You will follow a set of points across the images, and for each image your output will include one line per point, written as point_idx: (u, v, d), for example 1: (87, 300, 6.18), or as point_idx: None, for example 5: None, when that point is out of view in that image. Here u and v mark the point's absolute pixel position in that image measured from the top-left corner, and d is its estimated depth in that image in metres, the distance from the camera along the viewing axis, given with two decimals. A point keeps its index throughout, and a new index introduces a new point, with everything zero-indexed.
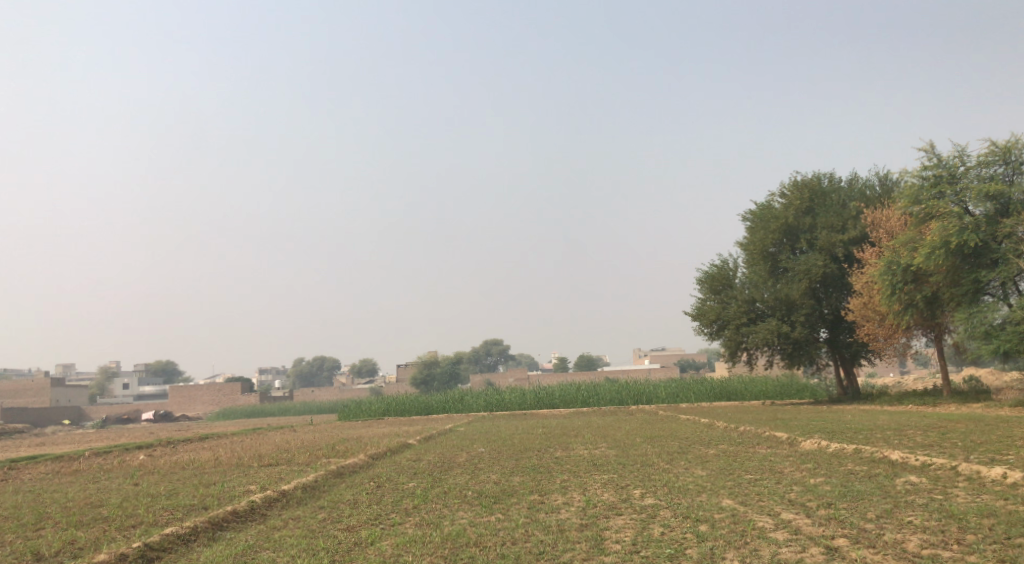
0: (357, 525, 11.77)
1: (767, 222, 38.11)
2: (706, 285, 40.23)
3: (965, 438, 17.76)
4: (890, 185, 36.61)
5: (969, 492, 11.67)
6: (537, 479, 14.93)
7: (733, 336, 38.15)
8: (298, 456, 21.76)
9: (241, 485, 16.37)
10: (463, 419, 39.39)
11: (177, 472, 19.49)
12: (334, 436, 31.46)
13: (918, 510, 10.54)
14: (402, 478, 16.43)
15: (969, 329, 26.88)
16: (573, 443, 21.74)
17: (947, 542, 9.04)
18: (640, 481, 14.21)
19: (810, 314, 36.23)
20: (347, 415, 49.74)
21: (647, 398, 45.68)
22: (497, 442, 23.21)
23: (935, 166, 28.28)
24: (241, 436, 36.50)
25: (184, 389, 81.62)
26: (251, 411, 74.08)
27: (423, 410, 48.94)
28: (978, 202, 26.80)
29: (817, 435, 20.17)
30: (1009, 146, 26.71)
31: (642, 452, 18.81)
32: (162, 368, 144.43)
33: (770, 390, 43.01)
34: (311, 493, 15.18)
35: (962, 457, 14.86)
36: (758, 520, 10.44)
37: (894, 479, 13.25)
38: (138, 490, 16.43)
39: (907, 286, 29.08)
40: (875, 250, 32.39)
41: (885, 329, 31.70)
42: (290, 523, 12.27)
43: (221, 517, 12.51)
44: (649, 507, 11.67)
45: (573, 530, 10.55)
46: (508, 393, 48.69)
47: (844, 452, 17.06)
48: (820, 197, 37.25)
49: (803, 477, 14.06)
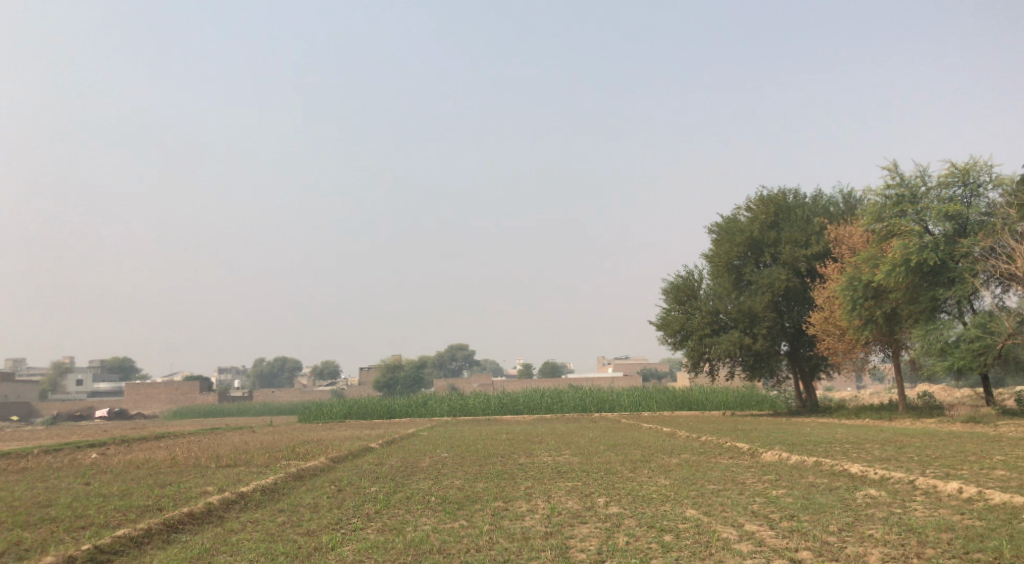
0: (317, 529, 11.56)
1: (733, 235, 38.48)
2: (671, 295, 40.45)
3: (921, 453, 18.05)
4: (853, 202, 37.22)
5: (928, 506, 11.81)
6: (501, 486, 14.82)
7: (696, 346, 38.42)
8: (257, 458, 21.38)
9: (197, 487, 16.01)
10: (425, 424, 39.11)
11: (130, 472, 19.04)
12: (294, 438, 31.03)
13: (879, 523, 10.63)
14: (364, 482, 16.23)
15: (926, 346, 27.37)
16: (536, 450, 21.68)
17: (907, 556, 9.13)
18: (604, 490, 14.19)
19: (772, 326, 36.63)
20: (308, 417, 49.16)
21: (610, 406, 45.86)
22: (460, 448, 23.05)
23: (897, 185, 28.76)
24: (198, 436, 35.78)
25: (141, 387, 80.07)
26: (209, 411, 72.93)
27: (385, 413, 48.56)
28: (938, 221, 27.31)
29: (777, 447, 20.38)
30: (968, 167, 27.28)
31: (606, 460, 18.83)
32: (118, 364, 141.60)
33: (731, 400, 43.46)
34: (270, 495, 14.90)
35: (919, 471, 15.08)
36: (722, 531, 10.45)
37: (854, 492, 13.39)
38: (90, 490, 16.00)
39: (867, 302, 29.52)
40: (837, 266, 32.85)
41: (844, 344, 32.15)
42: (248, 526, 12.03)
43: (176, 519, 12.21)
44: (614, 516, 11.64)
45: (537, 538, 10.45)
46: (472, 399, 48.53)
47: (804, 464, 17.23)
48: (785, 212, 37.73)
49: (765, 489, 14.16)
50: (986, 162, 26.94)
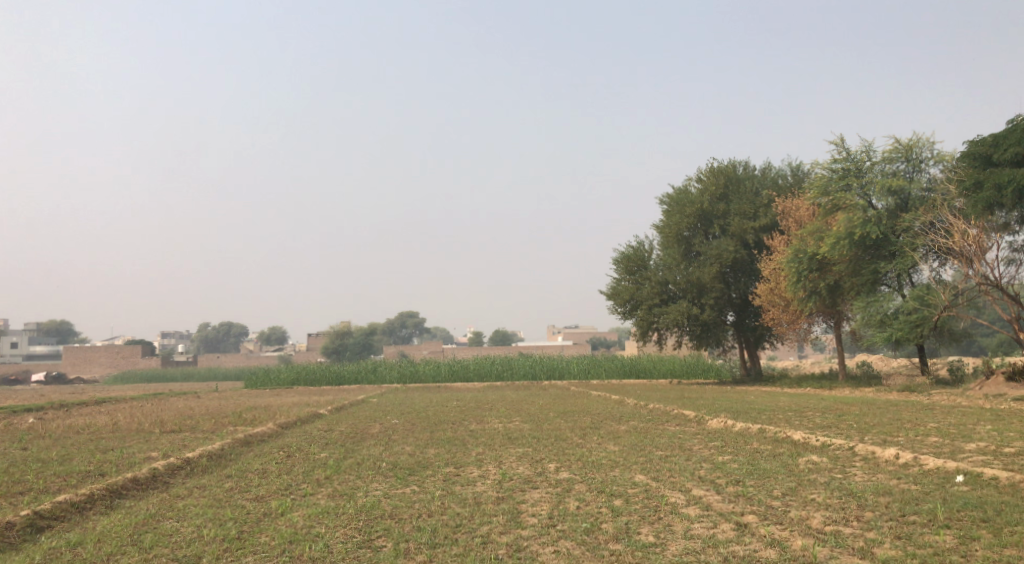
0: (266, 495, 11.44)
1: (683, 206, 38.85)
2: (621, 265, 40.75)
3: (860, 420, 18.61)
4: (801, 175, 37.87)
5: (867, 471, 12.18)
6: (452, 452, 14.85)
7: (646, 316, 38.86)
8: (203, 423, 21.06)
9: (140, 452, 15.69)
10: (375, 391, 38.98)
11: (70, 437, 18.57)
12: (241, 404, 30.62)
13: (820, 488, 10.94)
14: (313, 448, 16.11)
15: (866, 317, 28.13)
16: (487, 416, 21.77)
17: (848, 519, 9.41)
18: (555, 456, 14.34)
19: (719, 297, 37.21)
20: (255, 383, 48.56)
21: (559, 373, 46.30)
22: (409, 414, 23.01)
23: (844, 159, 29.32)
24: (142, 401, 35.08)
25: (80, 351, 78.05)
26: (153, 375, 71.64)
27: (334, 379, 48.24)
28: (881, 195, 27.93)
29: (723, 414, 20.78)
30: (912, 143, 27.91)
31: (556, 427, 18.98)
32: (56, 328, 137.84)
33: (678, 369, 44.22)
34: (217, 461, 14.70)
35: (858, 438, 15.56)
36: (670, 496, 10.65)
37: (797, 458, 13.74)
38: (29, 455, 15.58)
39: (812, 274, 30.14)
40: (784, 238, 33.46)
41: (789, 315, 32.86)
42: (194, 491, 11.85)
43: (120, 485, 11.96)
44: (564, 481, 11.75)
45: (489, 503, 10.49)
46: (422, 365, 48.49)
47: (749, 431, 17.61)
48: (735, 184, 38.23)
49: (711, 455, 14.46)
50: (929, 138, 27.61)
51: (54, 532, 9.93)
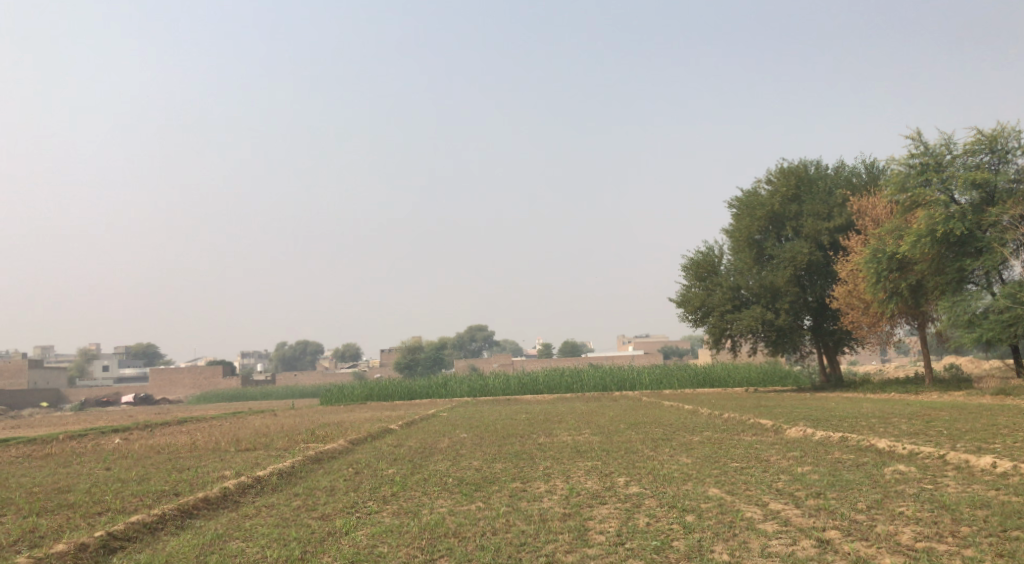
0: (331, 513, 11.37)
1: (754, 209, 37.84)
2: (691, 271, 39.91)
3: (950, 427, 17.59)
4: (876, 172, 36.46)
5: (960, 482, 11.42)
6: (520, 467, 14.58)
7: (718, 323, 37.92)
8: (276, 441, 21.32)
9: (214, 471, 15.90)
10: (445, 405, 38.98)
11: (150, 457, 19.01)
12: (315, 421, 31.01)
13: (909, 500, 10.27)
14: (382, 464, 16.07)
15: (953, 317, 26.78)
16: (556, 429, 21.43)
17: (941, 535, 8.76)
18: (624, 469, 13.93)
19: (794, 301, 36.05)
20: (330, 399, 49.26)
21: (631, 384, 45.60)
22: (479, 428, 22.86)
23: (922, 154, 28.05)
24: (221, 420, 35.90)
25: (165, 372, 80.80)
26: (233, 394, 73.54)
27: (406, 394, 48.56)
28: (964, 190, 26.59)
29: (802, 423, 19.94)
30: (995, 134, 26.51)
31: (626, 439, 18.52)
32: (143, 351, 143.36)
33: (754, 377, 42.97)
34: (286, 479, 14.78)
35: (949, 446, 14.65)
36: (746, 510, 10.14)
37: (882, 467, 13.01)
38: (110, 475, 15.97)
39: (892, 275, 28.87)
40: (861, 238, 32.20)
41: (869, 317, 31.58)
42: (263, 511, 11.86)
43: (191, 504, 12.07)
44: (634, 496, 11.34)
45: (556, 520, 10.18)
46: (492, 379, 48.41)
47: (830, 440, 16.81)
48: (807, 184, 37.02)
49: (790, 466, 13.81)
50: (1014, 128, 26.18)
51: (125, 553, 10.04)
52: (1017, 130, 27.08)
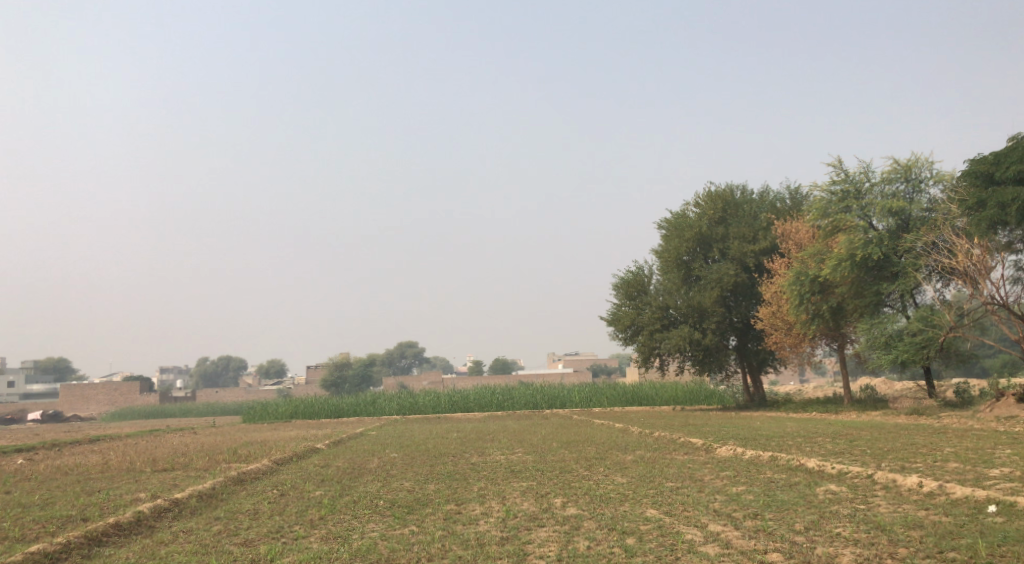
0: (255, 539, 10.76)
1: (682, 230, 38.40)
2: (621, 290, 40.18)
3: (873, 446, 17.93)
4: (799, 198, 37.45)
5: (890, 501, 11.56)
6: (453, 488, 14.19)
7: (647, 342, 38.19)
8: (195, 461, 20.38)
9: (127, 494, 14.99)
10: (373, 423, 38.10)
11: (58, 478, 17.89)
12: (238, 440, 29.88)
13: (845, 521, 10.30)
14: (308, 485, 15.46)
15: (871, 339, 27.54)
16: (489, 448, 21.08)
17: (881, 556, 8.78)
18: (560, 489, 13.67)
19: (721, 321, 36.63)
20: (253, 417, 47.74)
21: (561, 402, 45.55)
22: (409, 447, 22.35)
23: (843, 180, 28.94)
24: (136, 438, 34.33)
25: (77, 388, 77.22)
26: (151, 411, 70.68)
27: (333, 412, 47.43)
28: (881, 216, 27.46)
29: (731, 442, 20.09)
30: (910, 163, 27.51)
31: (560, 458, 18.31)
32: (53, 366, 137.08)
33: (681, 395, 43.46)
34: (206, 502, 14.03)
35: (875, 465, 14.91)
36: (686, 532, 10.01)
37: (814, 488, 13.10)
38: (11, 499, 14.92)
39: (814, 297, 29.55)
40: (785, 261, 32.95)
41: (792, 338, 32.22)
42: (180, 537, 11.18)
43: (100, 531, 11.29)
44: (572, 518, 11.09)
45: (493, 544, 9.85)
46: (422, 397, 47.69)
47: (761, 459, 16.95)
48: (733, 208, 37.83)
49: (724, 485, 13.82)
50: (928, 158, 27.22)
51: None
52: (930, 160, 28.17)
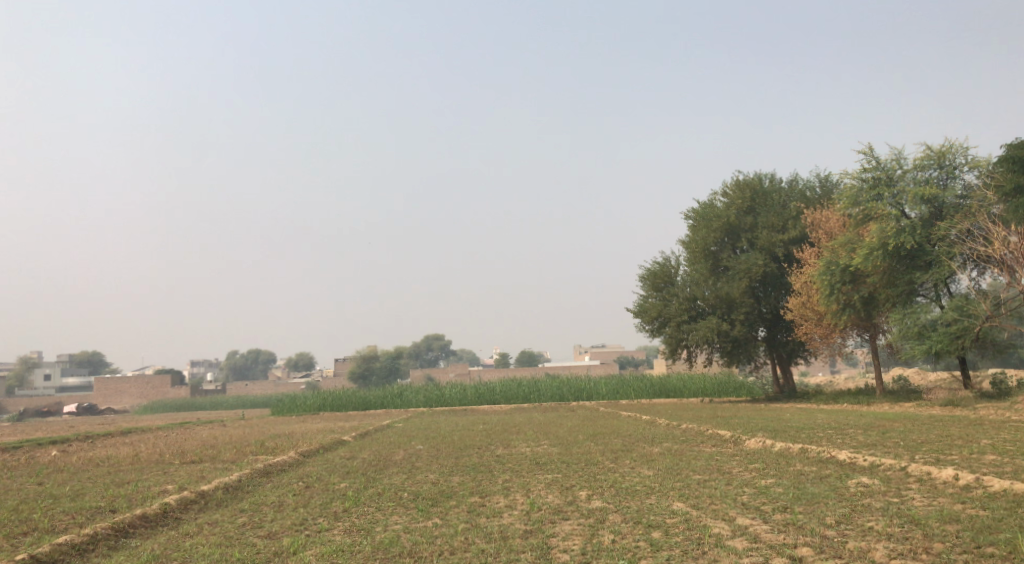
0: (279, 531, 10.73)
1: (710, 220, 37.95)
2: (648, 282, 39.84)
3: (907, 438, 17.54)
4: (829, 187, 36.79)
5: (925, 495, 11.25)
6: (478, 480, 14.08)
7: (674, 333, 37.83)
8: (223, 453, 20.48)
9: (155, 485, 15.08)
10: (400, 415, 38.17)
11: (89, 470, 18.08)
12: (266, 432, 30.09)
13: (877, 515, 10.03)
14: (333, 478, 15.44)
15: (904, 330, 26.99)
16: (514, 440, 20.99)
17: (916, 551, 8.53)
18: (586, 482, 13.51)
19: (749, 312, 36.18)
20: (281, 409, 48.10)
21: (587, 394, 45.34)
22: (434, 439, 22.32)
23: (874, 168, 28.34)
24: (166, 431, 34.70)
25: (111, 382, 78.40)
26: (182, 404, 71.55)
27: (361, 404, 47.63)
28: (914, 204, 26.87)
29: (760, 434, 19.81)
30: (944, 150, 26.89)
31: (586, 450, 18.16)
32: (87, 360, 139.35)
33: (709, 388, 43.02)
34: (233, 494, 14.06)
35: (908, 457, 14.57)
36: (712, 526, 9.81)
37: (845, 480, 12.82)
38: (42, 491, 15.08)
39: (845, 287, 29.01)
40: (814, 250, 32.42)
41: (822, 329, 31.70)
42: (205, 528, 11.19)
43: (127, 523, 11.34)
44: (597, 511, 10.94)
45: (517, 538, 9.73)
46: (449, 389, 47.72)
47: (791, 451, 16.67)
48: (761, 197, 37.26)
49: (753, 478, 13.57)
50: (962, 144, 26.57)
51: None
52: (965, 146, 27.51)
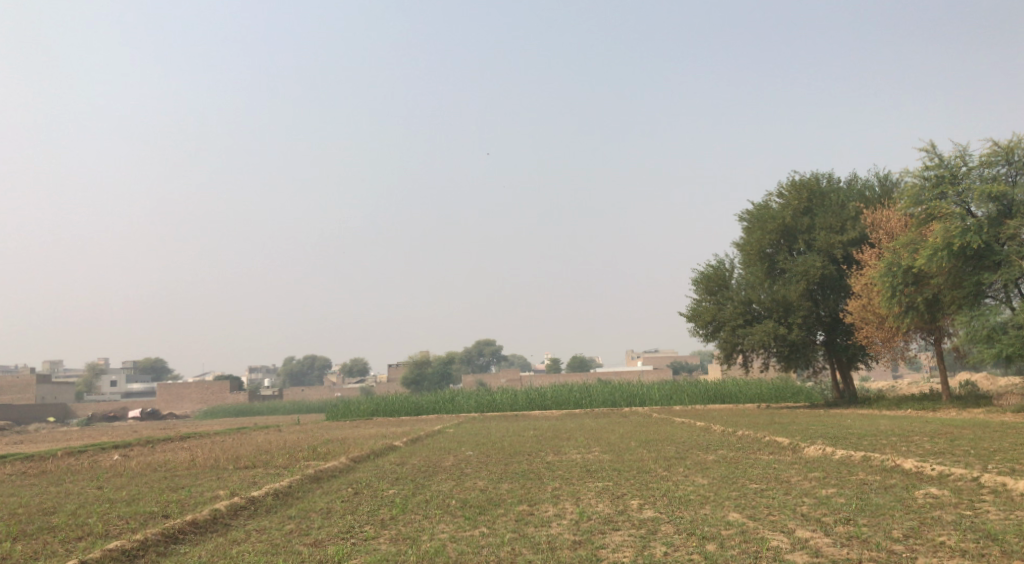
0: (325, 539, 10.64)
1: (765, 222, 37.03)
2: (701, 285, 39.08)
3: (976, 446, 16.74)
4: (889, 186, 35.60)
5: (1000, 507, 10.60)
6: (527, 488, 13.84)
7: (729, 338, 37.10)
8: (276, 458, 20.63)
9: (208, 491, 15.18)
10: (453, 420, 38.13)
11: (146, 475, 18.38)
12: (319, 437, 30.32)
13: (950, 529, 9.47)
14: (382, 484, 15.33)
15: (972, 333, 25.88)
16: (565, 446, 20.72)
17: None
18: (637, 491, 13.12)
19: (807, 316, 35.19)
20: (335, 414, 48.53)
21: (640, 400, 44.72)
22: (485, 445, 22.18)
23: (937, 166, 27.25)
24: (224, 436, 35.36)
25: (172, 387, 80.26)
26: (240, 409, 72.87)
27: (413, 410, 47.82)
28: (981, 203, 25.77)
29: (820, 441, 19.16)
30: (1012, 145, 25.76)
31: (638, 457, 17.76)
32: (151, 366, 143.23)
33: (766, 393, 42.03)
34: (282, 500, 14.07)
35: (979, 467, 13.84)
36: (770, 538, 9.38)
37: (912, 491, 12.17)
38: (100, 495, 15.32)
39: (908, 289, 27.93)
40: (875, 251, 31.39)
41: (883, 332, 30.64)
42: (252, 535, 11.15)
43: (177, 528, 11.39)
44: (649, 521, 10.58)
45: (565, 548, 9.45)
46: (500, 394, 47.56)
47: (852, 459, 16.00)
48: (819, 197, 36.22)
49: (814, 488, 12.99)
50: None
51: None
52: None
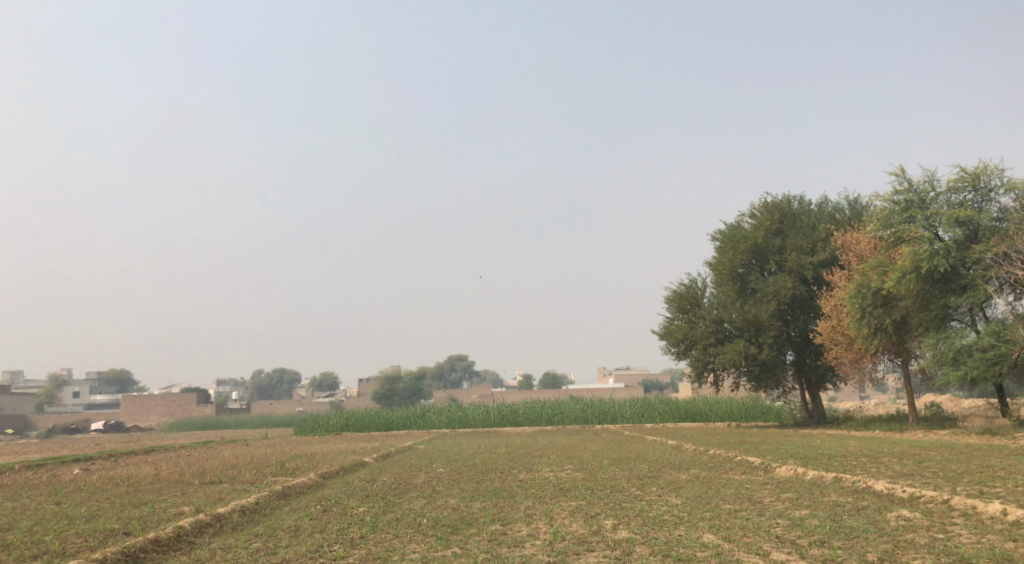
0: (293, 559, 10.37)
1: (737, 242, 37.30)
2: (674, 303, 39.23)
3: (944, 468, 16.87)
4: (859, 209, 36.05)
5: (972, 531, 10.63)
6: (499, 506, 13.66)
7: (700, 356, 37.25)
8: (243, 474, 20.22)
9: (171, 507, 14.79)
10: (423, 436, 37.81)
11: (108, 490, 17.89)
12: (288, 453, 29.84)
13: (923, 552, 9.48)
14: (351, 501, 15.05)
15: (938, 355, 26.18)
16: (537, 464, 20.57)
17: None
18: (611, 511, 12.99)
19: (777, 335, 35.45)
20: (304, 429, 47.90)
21: (611, 417, 44.69)
22: (456, 462, 21.93)
23: (906, 190, 27.61)
24: (188, 450, 34.63)
25: (137, 399, 78.80)
26: (206, 423, 71.70)
27: (383, 425, 47.36)
28: (948, 227, 26.15)
29: (791, 461, 19.20)
30: (978, 172, 26.19)
31: (610, 476, 17.66)
32: (115, 377, 140.69)
33: (736, 412, 42.22)
34: (249, 517, 13.74)
35: (949, 488, 13.93)
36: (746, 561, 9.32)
37: (884, 513, 12.19)
38: (59, 511, 14.87)
39: (877, 310, 28.21)
40: (844, 273, 31.73)
41: (852, 353, 30.92)
42: (217, 554, 10.85)
43: (138, 547, 11.05)
44: (623, 542, 10.48)
45: None
46: (472, 410, 47.29)
47: (824, 480, 16.03)
48: (790, 218, 36.59)
49: (788, 509, 12.95)
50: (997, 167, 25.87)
51: None
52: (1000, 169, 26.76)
